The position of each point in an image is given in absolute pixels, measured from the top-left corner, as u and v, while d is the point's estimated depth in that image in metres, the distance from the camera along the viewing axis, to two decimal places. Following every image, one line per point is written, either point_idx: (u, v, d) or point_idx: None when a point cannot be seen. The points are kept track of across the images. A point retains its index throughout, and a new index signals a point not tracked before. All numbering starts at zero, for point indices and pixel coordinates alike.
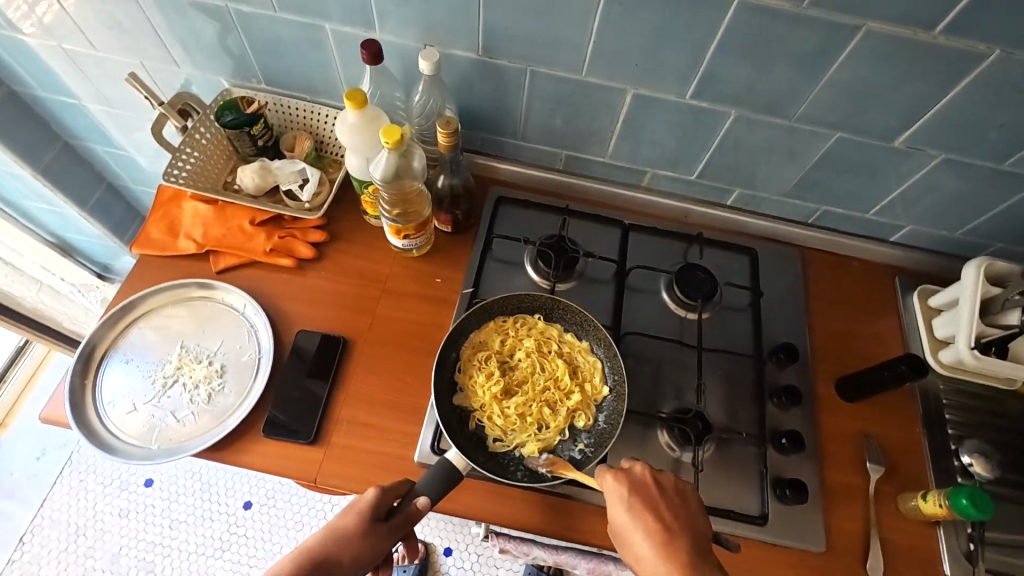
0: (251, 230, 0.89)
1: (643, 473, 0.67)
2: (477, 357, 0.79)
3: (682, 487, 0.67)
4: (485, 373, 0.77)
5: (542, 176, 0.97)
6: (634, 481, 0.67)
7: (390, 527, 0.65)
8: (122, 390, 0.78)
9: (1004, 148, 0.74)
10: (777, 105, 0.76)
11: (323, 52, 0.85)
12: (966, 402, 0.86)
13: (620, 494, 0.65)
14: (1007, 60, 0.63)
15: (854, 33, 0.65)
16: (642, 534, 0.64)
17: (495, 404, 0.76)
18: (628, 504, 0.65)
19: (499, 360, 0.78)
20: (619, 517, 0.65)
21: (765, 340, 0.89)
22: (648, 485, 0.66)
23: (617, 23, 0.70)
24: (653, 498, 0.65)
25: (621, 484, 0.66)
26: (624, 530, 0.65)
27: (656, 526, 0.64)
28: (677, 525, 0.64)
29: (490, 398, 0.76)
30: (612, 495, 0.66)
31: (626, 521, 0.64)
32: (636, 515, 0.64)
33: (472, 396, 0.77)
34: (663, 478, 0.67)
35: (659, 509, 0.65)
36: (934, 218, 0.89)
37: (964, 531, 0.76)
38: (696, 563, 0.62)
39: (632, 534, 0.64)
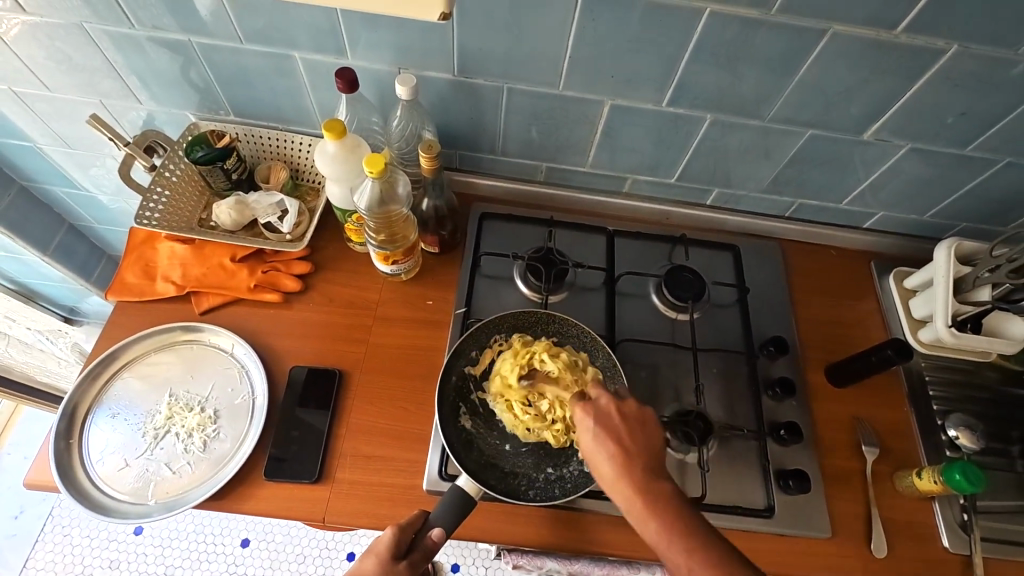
0: (233, 267, 0.86)
1: (609, 403, 0.68)
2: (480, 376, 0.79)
3: (648, 416, 0.68)
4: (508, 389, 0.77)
5: (522, 189, 0.97)
6: (599, 413, 0.67)
7: (411, 564, 0.63)
8: (111, 445, 0.76)
9: (965, 135, 0.78)
10: (751, 107, 0.78)
11: (294, 80, 0.83)
12: (948, 378, 0.89)
13: (588, 422, 0.67)
14: (964, 54, 0.67)
15: (822, 36, 0.67)
16: (603, 457, 0.64)
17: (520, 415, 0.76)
18: (594, 429, 0.66)
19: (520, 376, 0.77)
20: (585, 439, 0.66)
21: (754, 334, 0.91)
22: (612, 413, 0.67)
23: (593, 37, 0.71)
24: (613, 423, 0.66)
25: (586, 413, 0.67)
26: (591, 454, 0.65)
27: (616, 447, 0.64)
28: (640, 447, 0.65)
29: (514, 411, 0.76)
30: (580, 422, 0.67)
31: (591, 442, 0.65)
32: (598, 438, 0.65)
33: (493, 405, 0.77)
34: (629, 407, 0.68)
35: (620, 435, 0.65)
36: (903, 204, 0.92)
37: (958, 502, 0.79)
38: (653, 483, 0.62)
39: (596, 456, 0.65)
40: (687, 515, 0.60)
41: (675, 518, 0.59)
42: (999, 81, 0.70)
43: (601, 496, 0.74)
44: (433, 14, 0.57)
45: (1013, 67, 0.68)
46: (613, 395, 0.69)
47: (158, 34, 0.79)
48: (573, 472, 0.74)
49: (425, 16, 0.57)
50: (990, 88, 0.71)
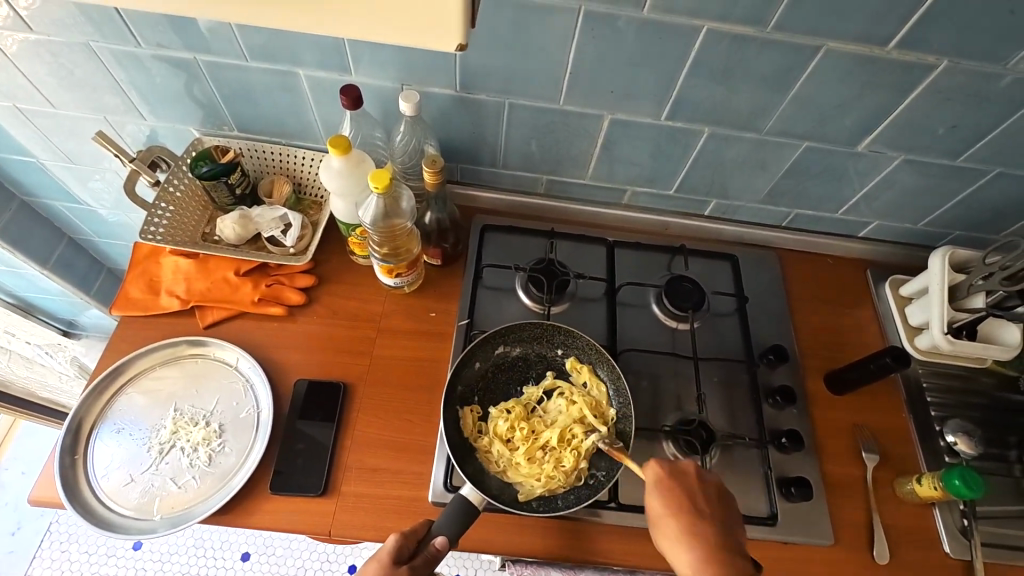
0: (237, 281, 0.87)
1: (687, 467, 0.69)
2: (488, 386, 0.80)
3: (724, 487, 0.69)
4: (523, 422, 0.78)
5: (523, 201, 0.98)
6: (674, 472, 0.68)
7: (412, 568, 0.63)
8: (116, 461, 0.76)
9: (957, 146, 0.80)
10: (748, 120, 0.80)
11: (298, 97, 0.84)
12: (945, 384, 0.91)
13: (658, 477, 0.68)
14: (954, 68, 0.69)
15: (815, 52, 0.69)
16: (671, 518, 0.66)
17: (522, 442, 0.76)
18: (662, 486, 0.67)
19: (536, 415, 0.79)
20: (653, 495, 0.67)
21: (754, 343, 0.92)
22: (689, 478, 0.68)
23: (593, 54, 0.72)
24: (687, 486, 0.67)
25: (659, 471, 0.68)
26: (657, 516, 0.67)
27: (691, 513, 0.66)
28: (710, 515, 0.66)
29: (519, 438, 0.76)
30: (649, 477, 0.68)
31: (659, 502, 0.67)
32: (668, 499, 0.67)
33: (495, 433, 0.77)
34: (708, 478, 0.69)
35: (690, 497, 0.67)
36: (898, 213, 0.94)
37: (957, 508, 0.80)
38: (727, 555, 0.65)
39: (664, 522, 0.66)
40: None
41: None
42: (988, 94, 0.72)
43: (604, 505, 0.74)
44: (448, 45, 0.45)
45: (1000, 80, 0.70)
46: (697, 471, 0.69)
47: (163, 52, 0.80)
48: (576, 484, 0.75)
49: (440, 47, 0.45)
50: (980, 101, 0.73)
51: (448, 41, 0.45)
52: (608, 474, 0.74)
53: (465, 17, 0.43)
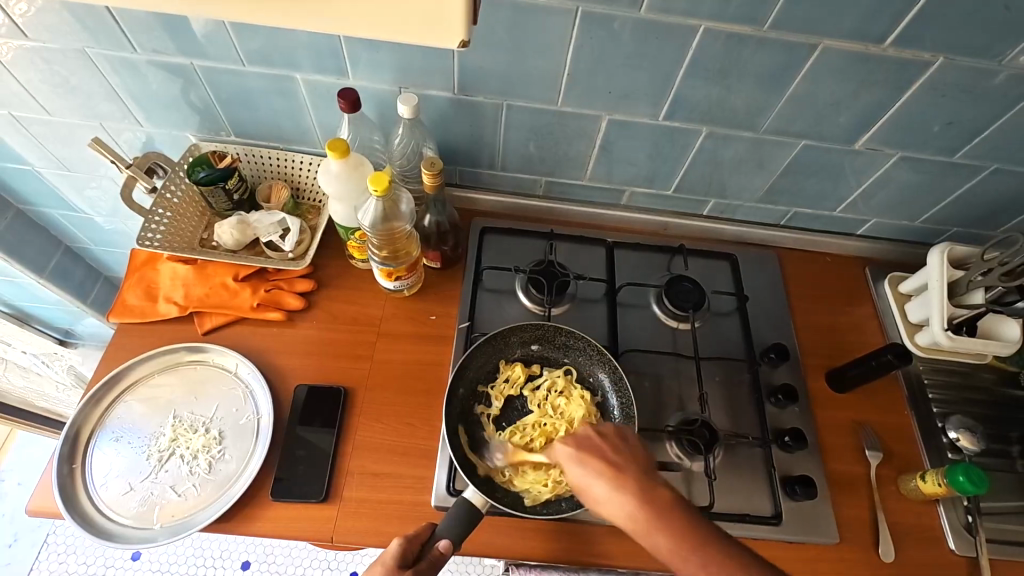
0: (235, 287, 0.86)
1: (588, 429, 0.68)
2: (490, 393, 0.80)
3: (626, 432, 0.68)
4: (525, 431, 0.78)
5: (522, 203, 0.98)
6: (580, 438, 0.67)
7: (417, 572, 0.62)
8: (115, 470, 0.75)
9: (954, 143, 0.80)
10: (746, 119, 0.80)
11: (295, 101, 0.84)
12: (946, 380, 0.91)
13: (568, 449, 0.66)
14: (950, 65, 0.69)
15: (811, 50, 0.69)
16: (596, 481, 0.64)
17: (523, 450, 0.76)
18: (577, 456, 0.65)
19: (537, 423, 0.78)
20: (569, 461, 0.66)
21: (755, 342, 0.92)
22: (593, 436, 0.67)
23: (591, 55, 0.73)
24: (594, 450, 0.66)
25: (567, 441, 0.67)
26: (581, 483, 0.65)
27: (604, 469, 0.64)
28: (628, 465, 0.64)
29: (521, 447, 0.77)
30: (563, 454, 0.67)
31: (580, 467, 0.65)
32: (589, 467, 0.64)
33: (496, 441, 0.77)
34: (607, 427, 0.68)
35: (607, 456, 0.65)
36: (896, 210, 0.94)
37: (961, 504, 0.80)
38: (650, 497, 0.61)
39: (590, 484, 0.64)
40: (666, 507, 0.61)
41: (663, 517, 0.60)
42: (983, 91, 0.72)
43: None
44: (451, 42, 0.45)
45: (995, 77, 0.70)
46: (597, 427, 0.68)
47: (159, 57, 0.80)
48: None
49: (443, 43, 0.45)
50: (975, 97, 0.73)
51: (451, 38, 0.44)
52: None
53: (469, 15, 0.43)
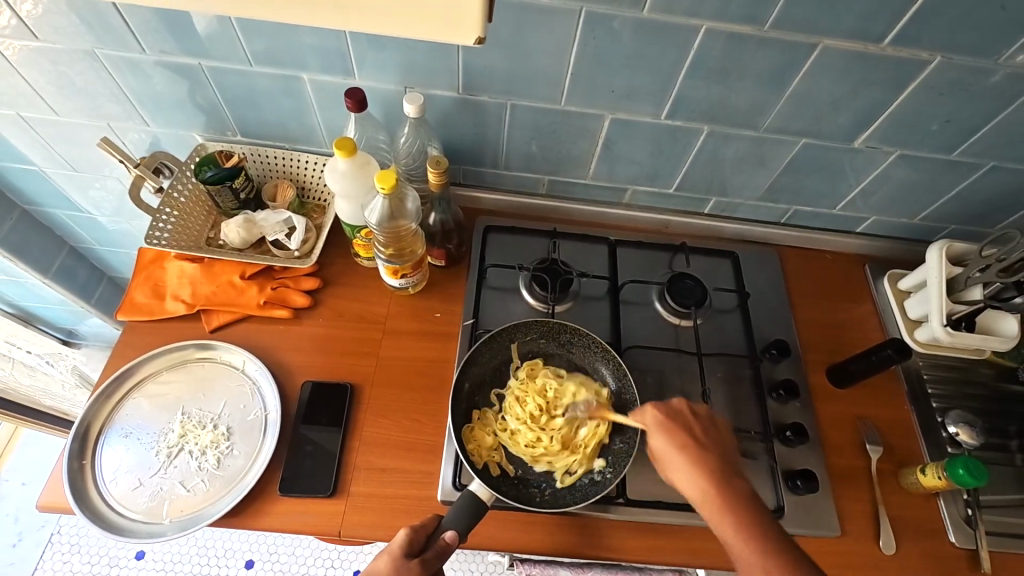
0: (242, 285, 0.87)
1: (682, 404, 0.70)
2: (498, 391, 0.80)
3: (718, 417, 0.70)
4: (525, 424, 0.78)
5: (525, 202, 0.99)
6: (672, 412, 0.69)
7: (423, 561, 0.63)
8: (124, 466, 0.75)
9: (951, 141, 0.81)
10: (747, 118, 0.81)
11: (301, 101, 0.85)
12: (945, 376, 0.92)
13: (657, 421, 0.68)
14: (947, 65, 0.70)
15: (812, 49, 0.71)
16: (677, 452, 0.66)
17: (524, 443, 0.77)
18: (663, 428, 0.68)
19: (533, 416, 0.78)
20: (652, 429, 0.68)
21: (757, 339, 0.93)
22: (684, 412, 0.69)
23: (594, 55, 0.74)
24: (679, 423, 0.68)
25: (659, 412, 0.69)
26: (663, 453, 0.67)
27: (689, 444, 0.66)
28: (711, 446, 0.66)
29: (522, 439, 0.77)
30: (649, 421, 0.69)
31: (660, 435, 0.67)
32: (672, 440, 0.67)
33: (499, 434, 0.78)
34: (700, 408, 0.70)
35: (694, 433, 0.67)
36: (894, 208, 0.95)
37: (961, 497, 0.81)
38: (728, 479, 0.64)
39: (669, 455, 0.66)
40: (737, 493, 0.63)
41: (734, 501, 0.62)
42: (980, 90, 0.73)
43: (612, 501, 0.75)
44: (467, 39, 0.45)
45: (992, 76, 0.71)
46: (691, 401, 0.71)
47: (167, 58, 0.81)
48: (583, 481, 0.75)
49: (458, 39, 0.46)
50: (972, 95, 0.74)
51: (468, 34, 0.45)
52: (614, 471, 0.74)
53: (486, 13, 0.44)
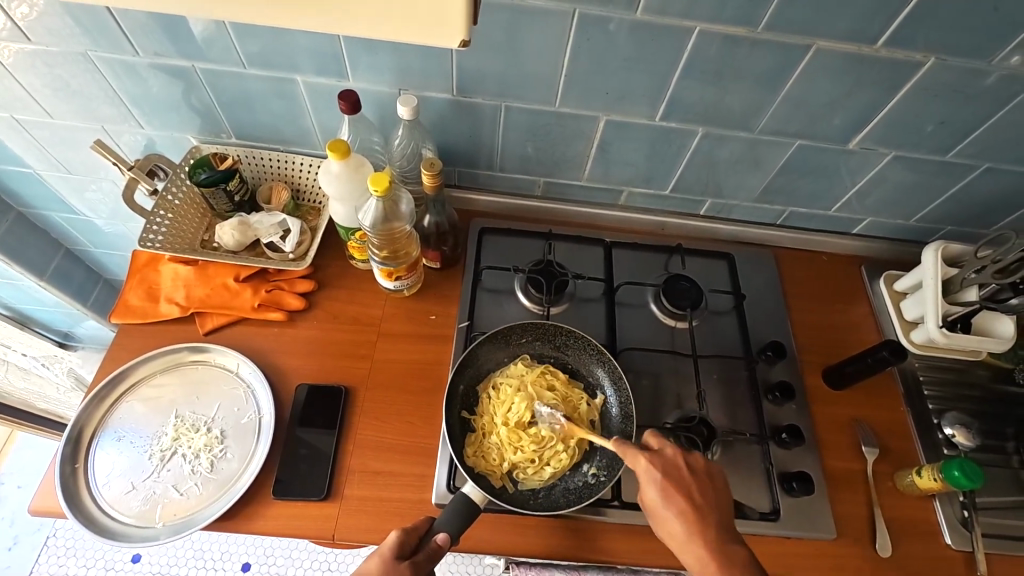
0: (237, 287, 0.87)
1: (676, 456, 0.68)
2: (489, 403, 0.79)
3: (710, 467, 0.69)
4: (519, 433, 0.76)
5: (520, 204, 0.99)
6: (667, 465, 0.68)
7: (415, 564, 0.62)
8: (118, 469, 0.75)
9: (946, 142, 0.81)
10: (740, 119, 0.81)
11: (295, 103, 0.85)
12: (941, 377, 0.92)
13: (653, 475, 0.67)
14: (941, 66, 0.70)
15: (807, 51, 0.70)
16: (673, 513, 0.65)
17: (522, 453, 0.75)
18: (659, 484, 0.66)
19: (522, 424, 0.76)
20: (645, 487, 0.67)
21: (753, 340, 0.93)
22: (679, 467, 0.68)
23: (587, 57, 0.73)
24: (673, 483, 0.66)
25: (654, 468, 0.67)
26: (659, 510, 0.66)
27: (685, 505, 0.65)
28: (707, 506, 0.66)
29: (520, 449, 0.75)
30: (644, 476, 0.67)
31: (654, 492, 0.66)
32: (668, 498, 0.66)
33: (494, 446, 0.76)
34: (693, 461, 0.69)
35: (688, 493, 0.66)
36: (890, 209, 0.95)
37: (957, 499, 0.81)
38: (720, 542, 0.64)
39: (663, 514, 0.66)
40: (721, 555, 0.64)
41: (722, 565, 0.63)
42: (974, 92, 0.73)
43: (608, 504, 0.74)
44: (452, 41, 0.45)
45: (986, 77, 0.71)
46: (674, 448, 0.69)
47: (161, 61, 0.80)
48: (577, 484, 0.75)
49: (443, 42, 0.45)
50: (966, 97, 0.74)
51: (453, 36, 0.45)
52: (609, 475, 0.74)
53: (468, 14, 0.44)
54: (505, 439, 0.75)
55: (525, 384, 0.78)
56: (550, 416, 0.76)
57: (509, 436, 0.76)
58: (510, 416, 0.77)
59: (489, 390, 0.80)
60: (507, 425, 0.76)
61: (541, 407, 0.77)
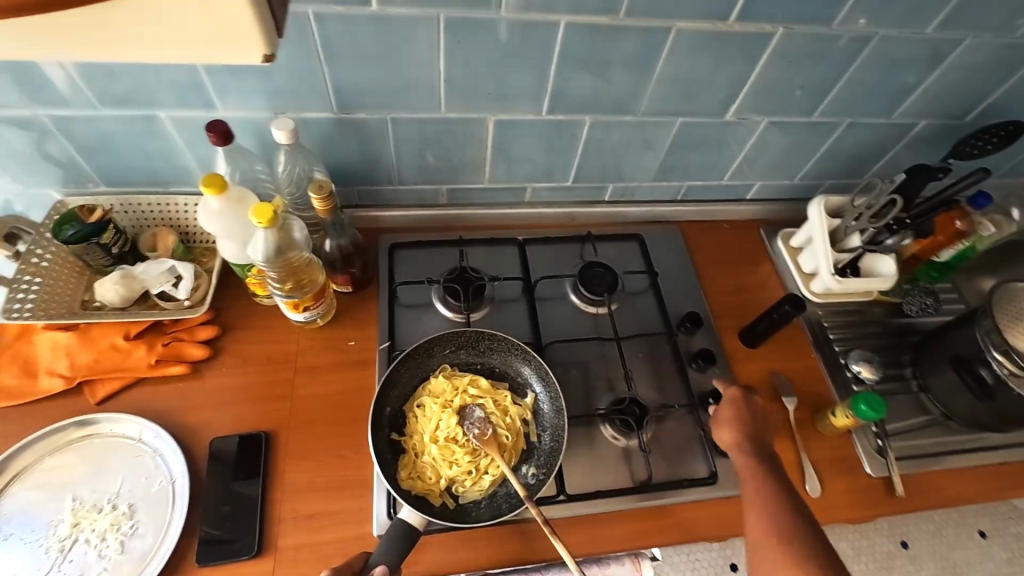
0: (128, 346, 0.80)
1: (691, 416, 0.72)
2: (418, 422, 0.76)
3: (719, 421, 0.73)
4: (452, 448, 0.74)
5: (427, 215, 0.97)
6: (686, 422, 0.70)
7: None
8: (8, 572, 0.67)
9: (809, 104, 0.87)
10: (622, 104, 0.83)
11: (164, 141, 0.79)
12: (843, 320, 0.99)
13: None
14: (790, 34, 0.75)
15: (668, 33, 0.73)
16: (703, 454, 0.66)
17: (457, 468, 0.73)
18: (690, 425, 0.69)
19: (453, 438, 0.75)
20: (724, 412, 0.79)
21: (671, 314, 0.96)
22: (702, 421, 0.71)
23: (462, 60, 0.73)
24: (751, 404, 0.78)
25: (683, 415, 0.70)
26: None
27: None
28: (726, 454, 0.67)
29: (455, 464, 0.73)
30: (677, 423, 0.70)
31: (730, 416, 0.78)
32: None
33: (427, 465, 0.74)
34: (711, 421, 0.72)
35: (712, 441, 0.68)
36: (775, 172, 1.01)
37: (870, 430, 0.87)
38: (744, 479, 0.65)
39: None
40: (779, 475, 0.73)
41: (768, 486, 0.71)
42: (823, 55, 0.79)
43: (554, 500, 0.75)
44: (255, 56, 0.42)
45: (832, 40, 0.77)
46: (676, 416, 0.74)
47: (2, 112, 0.73)
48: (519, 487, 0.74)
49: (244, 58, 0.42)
50: (817, 61, 0.80)
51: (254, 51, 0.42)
52: (547, 472, 0.73)
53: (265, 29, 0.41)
54: (438, 457, 0.74)
55: (451, 399, 0.77)
56: (481, 420, 0.76)
57: (441, 453, 0.74)
58: (439, 433, 0.75)
59: (415, 409, 0.77)
60: (438, 442, 0.75)
61: (472, 410, 0.77)
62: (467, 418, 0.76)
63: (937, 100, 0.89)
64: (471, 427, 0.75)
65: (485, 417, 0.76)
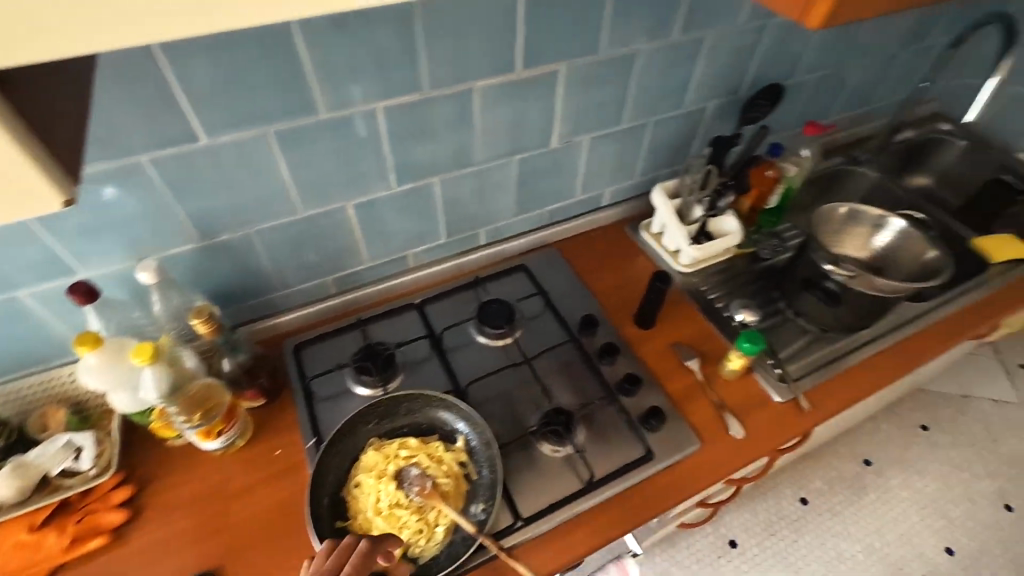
0: (35, 537, 0.75)
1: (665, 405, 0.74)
2: (360, 502, 0.76)
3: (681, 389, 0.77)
4: (399, 512, 0.75)
5: (323, 307, 1.01)
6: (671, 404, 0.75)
7: None
8: None
9: (614, 115, 1.02)
10: (460, 159, 0.93)
11: (31, 318, 0.79)
12: (714, 279, 1.11)
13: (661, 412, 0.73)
14: (571, 67, 0.90)
15: (472, 92, 0.85)
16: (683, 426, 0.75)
17: (408, 531, 0.74)
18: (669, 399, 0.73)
19: (397, 502, 0.75)
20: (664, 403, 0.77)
21: (572, 323, 1.04)
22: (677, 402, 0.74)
23: (302, 161, 0.80)
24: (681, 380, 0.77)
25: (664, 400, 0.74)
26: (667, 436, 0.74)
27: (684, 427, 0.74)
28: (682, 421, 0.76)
29: (405, 528, 0.74)
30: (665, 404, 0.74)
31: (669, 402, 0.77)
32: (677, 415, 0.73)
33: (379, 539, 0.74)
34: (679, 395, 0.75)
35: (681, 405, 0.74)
36: (616, 176, 1.15)
37: (767, 363, 0.97)
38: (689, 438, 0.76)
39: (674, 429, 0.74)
40: None
41: None
42: (606, 76, 0.94)
43: (512, 527, 0.77)
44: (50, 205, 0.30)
45: (607, 63, 0.93)
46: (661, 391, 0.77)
47: None
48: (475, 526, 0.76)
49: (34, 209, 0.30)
50: (603, 81, 0.95)
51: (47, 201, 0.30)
52: (493, 501, 0.77)
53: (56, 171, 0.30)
54: (387, 526, 0.74)
55: (384, 467, 0.77)
56: (420, 476, 0.77)
57: (391, 522, 0.74)
58: (382, 503, 0.75)
59: (353, 490, 0.77)
60: (384, 513, 0.75)
61: (408, 470, 0.78)
62: (406, 478, 0.77)
63: (710, 83, 1.07)
64: (412, 486, 0.76)
65: (422, 472, 0.78)
